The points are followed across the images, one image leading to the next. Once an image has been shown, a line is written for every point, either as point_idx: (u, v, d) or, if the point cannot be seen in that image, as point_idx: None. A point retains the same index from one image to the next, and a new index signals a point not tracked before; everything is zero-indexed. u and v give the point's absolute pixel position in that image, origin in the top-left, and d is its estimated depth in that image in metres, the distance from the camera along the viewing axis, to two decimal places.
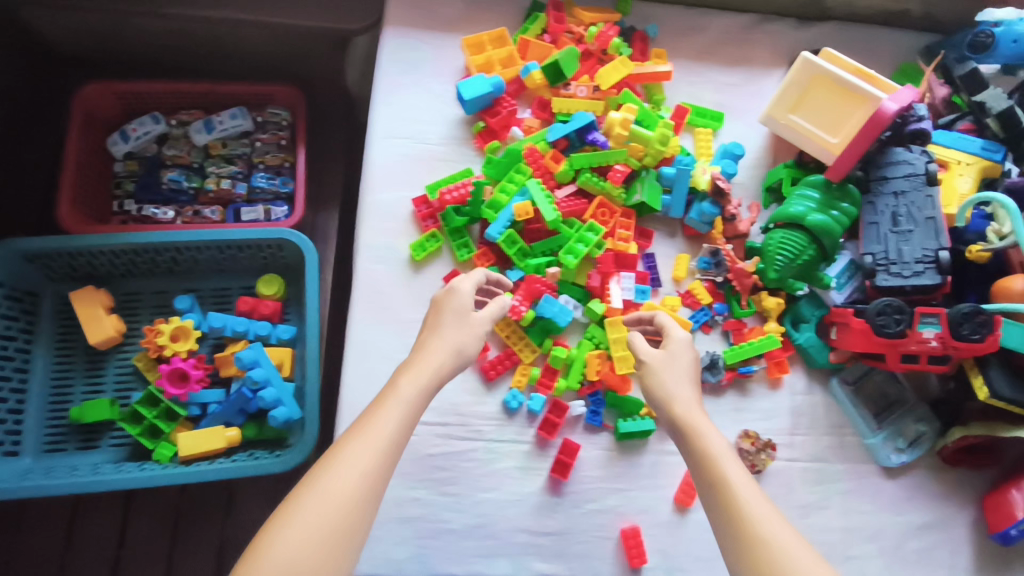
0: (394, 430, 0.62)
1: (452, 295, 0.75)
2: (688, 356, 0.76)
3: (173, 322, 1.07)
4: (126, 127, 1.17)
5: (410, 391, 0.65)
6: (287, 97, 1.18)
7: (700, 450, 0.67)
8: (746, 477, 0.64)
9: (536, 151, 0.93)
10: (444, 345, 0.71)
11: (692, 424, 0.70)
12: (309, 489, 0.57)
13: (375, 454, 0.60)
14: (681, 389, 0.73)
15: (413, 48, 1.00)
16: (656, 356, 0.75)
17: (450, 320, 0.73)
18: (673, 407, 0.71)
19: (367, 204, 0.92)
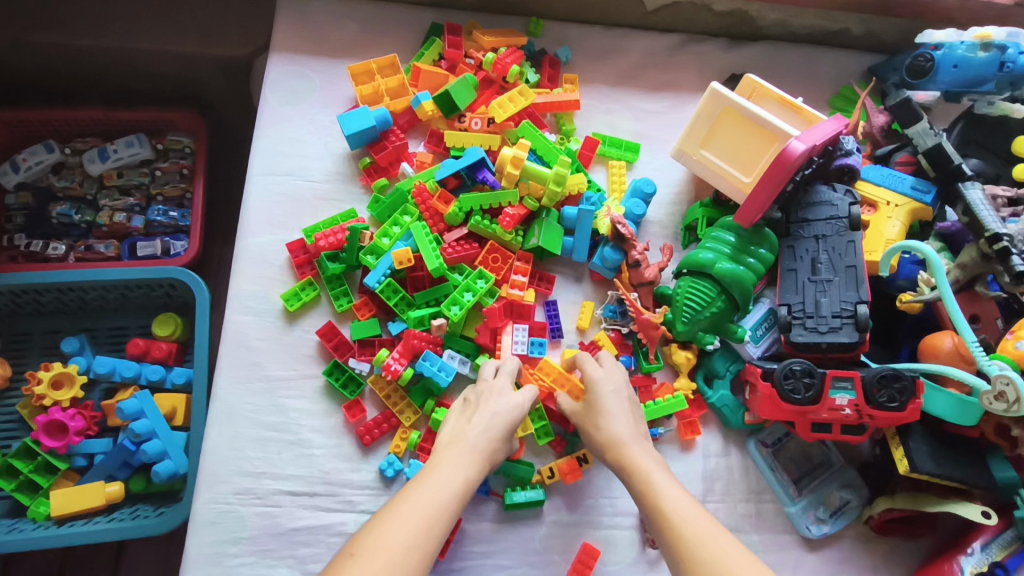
0: (448, 497, 0.60)
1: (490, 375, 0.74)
2: (619, 390, 0.74)
3: (55, 368, 0.99)
4: (16, 157, 1.10)
5: (449, 482, 0.61)
6: (187, 122, 1.11)
7: (644, 490, 0.65)
8: (687, 505, 0.62)
9: (425, 190, 0.85)
10: (484, 414, 0.69)
11: (627, 464, 0.68)
12: (358, 549, 0.53)
13: (430, 512, 0.58)
14: (614, 427, 0.70)
15: (300, 77, 0.93)
16: (578, 410, 0.74)
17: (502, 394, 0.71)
18: (609, 451, 0.70)
19: (242, 248, 0.85)
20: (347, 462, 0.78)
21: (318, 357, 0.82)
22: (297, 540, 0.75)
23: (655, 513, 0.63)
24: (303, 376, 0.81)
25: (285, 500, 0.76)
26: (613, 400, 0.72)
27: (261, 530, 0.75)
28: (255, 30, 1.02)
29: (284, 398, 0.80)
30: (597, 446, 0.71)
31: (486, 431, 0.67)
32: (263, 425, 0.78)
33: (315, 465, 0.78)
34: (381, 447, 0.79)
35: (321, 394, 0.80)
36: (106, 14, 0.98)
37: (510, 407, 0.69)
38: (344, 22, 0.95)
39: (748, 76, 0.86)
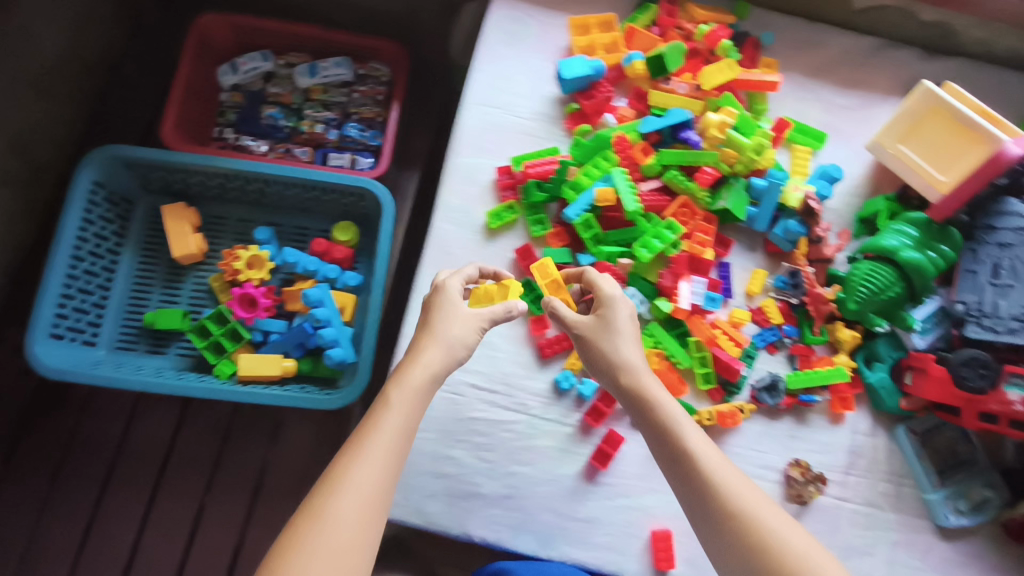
0: (403, 421, 0.63)
1: (449, 299, 0.72)
2: (632, 317, 0.74)
3: (251, 250, 1.11)
4: (236, 60, 1.22)
5: (401, 398, 0.64)
6: (391, 53, 1.21)
7: (668, 420, 0.67)
8: (707, 443, 0.66)
9: (626, 140, 0.91)
10: (433, 348, 0.68)
11: (641, 390, 0.69)
12: (319, 525, 0.55)
13: (376, 473, 0.59)
14: (632, 353, 0.71)
15: (519, 22, 1.00)
16: (588, 326, 0.73)
17: (461, 327, 0.70)
18: (622, 375, 0.70)
19: (453, 166, 0.93)
20: (525, 369, 0.86)
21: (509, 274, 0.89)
22: (474, 429, 0.83)
23: (675, 447, 0.66)
24: None
25: (469, 391, 0.85)
26: (627, 326, 0.73)
27: (445, 412, 0.83)
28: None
29: None
30: (609, 366, 0.71)
31: (428, 368, 0.67)
32: None
33: (497, 367, 0.86)
34: (556, 362, 0.87)
35: None
36: None
37: (467, 320, 0.71)
38: None
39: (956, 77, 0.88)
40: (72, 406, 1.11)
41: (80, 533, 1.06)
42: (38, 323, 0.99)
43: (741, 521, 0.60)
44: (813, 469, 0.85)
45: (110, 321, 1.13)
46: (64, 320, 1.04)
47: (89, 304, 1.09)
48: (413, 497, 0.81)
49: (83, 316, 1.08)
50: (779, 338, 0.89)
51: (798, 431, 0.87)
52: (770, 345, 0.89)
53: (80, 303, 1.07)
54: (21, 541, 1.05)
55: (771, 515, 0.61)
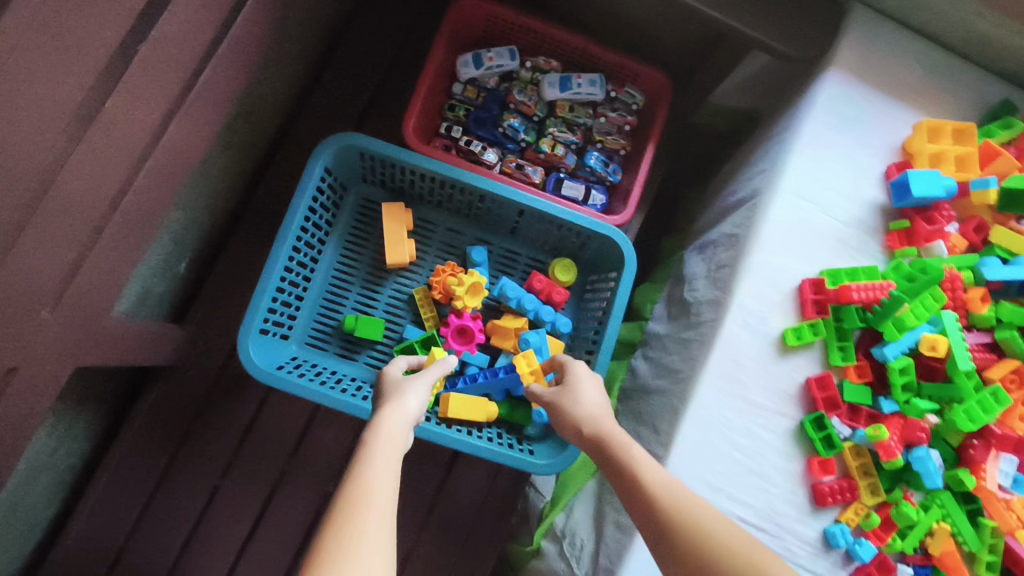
0: (389, 467, 0.62)
1: (386, 375, 0.79)
2: (594, 381, 0.82)
3: (473, 276, 1.02)
4: (480, 52, 1.08)
5: (376, 445, 0.64)
6: (653, 81, 1.08)
7: (617, 454, 0.71)
8: (657, 468, 0.69)
9: (958, 280, 0.80)
10: (392, 407, 0.71)
11: (601, 434, 0.73)
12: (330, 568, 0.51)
13: (381, 510, 0.57)
14: (591, 403, 0.77)
15: (855, 105, 0.87)
16: (553, 394, 0.81)
17: (411, 385, 0.75)
18: (586, 425, 0.75)
19: (754, 262, 0.83)
20: (797, 512, 0.78)
21: (798, 402, 0.80)
22: None
23: (636, 482, 0.68)
24: (781, 413, 0.80)
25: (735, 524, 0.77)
26: (585, 382, 0.81)
27: None
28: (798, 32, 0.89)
29: (758, 427, 0.80)
30: (571, 420, 0.77)
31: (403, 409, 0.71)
32: (733, 444, 0.79)
33: (767, 502, 0.78)
34: (829, 511, 0.79)
35: (790, 437, 0.80)
36: None
37: (420, 384, 0.75)
38: (909, 63, 0.88)
39: None
40: (254, 394, 1.06)
41: (246, 528, 1.03)
42: (253, 319, 0.91)
43: (712, 540, 0.62)
44: None
45: (305, 315, 1.05)
46: (273, 314, 0.97)
47: (292, 296, 1.01)
48: None
49: (286, 309, 1.01)
50: None
51: None
52: None
53: (287, 295, 1.00)
54: (188, 524, 1.02)
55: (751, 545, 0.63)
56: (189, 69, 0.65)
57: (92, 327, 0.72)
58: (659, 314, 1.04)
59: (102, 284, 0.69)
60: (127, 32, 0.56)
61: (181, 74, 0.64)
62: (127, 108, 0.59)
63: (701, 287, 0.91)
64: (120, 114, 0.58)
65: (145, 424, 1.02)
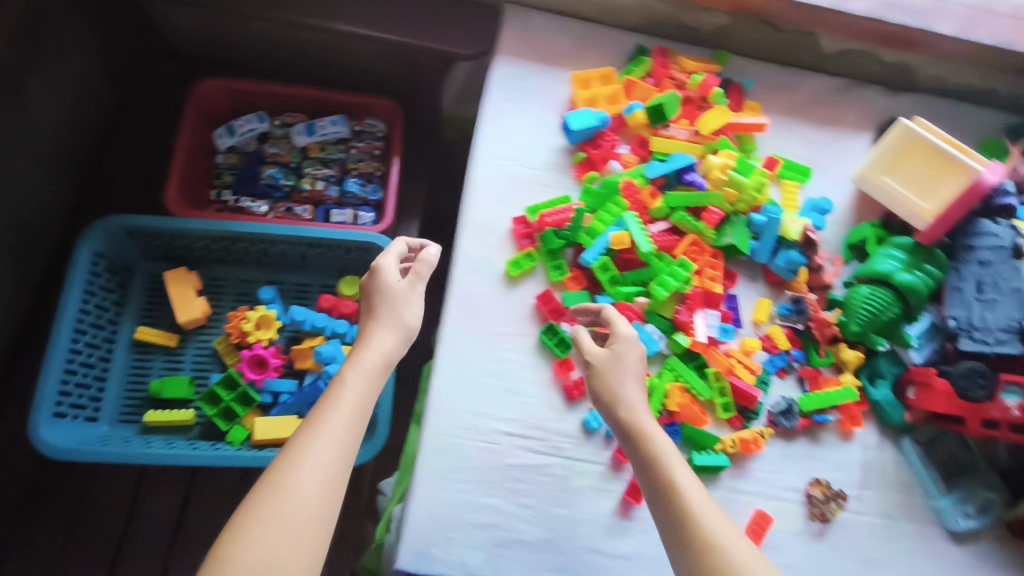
0: (348, 424, 0.66)
1: (383, 281, 0.79)
2: (637, 354, 0.80)
3: (258, 311, 1.11)
4: (232, 123, 1.23)
5: (353, 384, 0.69)
6: (386, 110, 1.25)
7: (649, 450, 0.72)
8: (691, 477, 0.70)
9: (634, 185, 0.97)
10: (386, 328, 0.75)
11: (642, 428, 0.74)
12: (273, 484, 0.60)
13: (338, 437, 0.64)
14: (633, 392, 0.76)
15: (523, 78, 1.04)
16: (600, 357, 0.79)
17: (395, 309, 0.77)
18: (621, 411, 0.75)
19: (468, 218, 0.96)
20: (556, 412, 0.88)
21: (532, 319, 0.92)
22: (511, 475, 0.85)
23: (662, 480, 0.69)
24: (520, 333, 0.91)
25: (504, 439, 0.86)
26: (635, 364, 0.79)
27: (484, 462, 0.84)
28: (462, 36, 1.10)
29: (504, 350, 0.90)
30: (609, 398, 0.76)
31: (388, 330, 0.75)
32: (486, 371, 0.89)
33: (529, 412, 0.88)
34: (583, 403, 0.90)
35: (534, 351, 0.91)
36: (353, 6, 1.11)
37: (400, 321, 0.77)
38: (559, 35, 1.08)
39: (907, 125, 0.91)
40: (74, 484, 1.07)
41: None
42: (42, 402, 0.94)
43: (699, 536, 0.65)
44: (832, 486, 0.90)
45: (112, 392, 1.09)
46: (66, 397, 1.00)
47: (90, 378, 1.06)
48: (455, 550, 0.80)
49: (85, 391, 1.05)
50: (789, 363, 0.95)
51: (814, 451, 0.92)
52: (780, 370, 0.95)
53: (81, 377, 1.04)
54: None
55: (719, 531, 0.65)
56: None
57: None
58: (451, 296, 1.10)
59: None
60: None
61: None
62: None
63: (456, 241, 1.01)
64: None
65: None
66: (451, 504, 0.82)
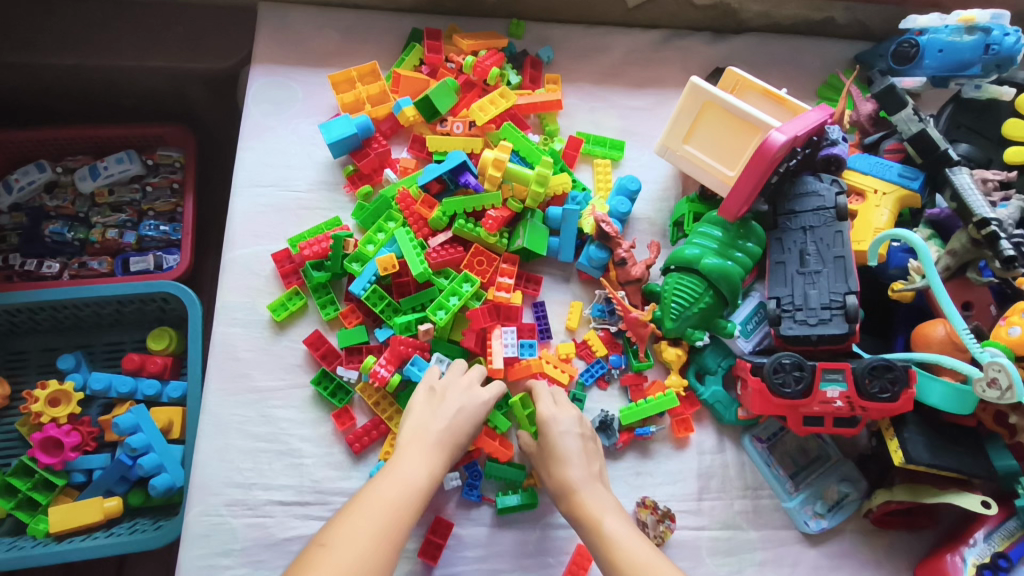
0: (405, 503, 0.60)
1: (467, 385, 0.73)
2: (572, 428, 0.72)
3: (51, 386, 0.99)
4: (9, 178, 1.11)
5: (425, 466, 0.64)
6: (176, 137, 1.12)
7: (591, 533, 0.64)
8: (640, 546, 0.61)
9: (408, 196, 0.85)
10: (455, 427, 0.69)
11: (582, 507, 0.66)
12: (327, 541, 0.55)
13: (394, 509, 0.59)
14: (567, 473, 0.69)
15: (282, 87, 0.93)
16: (534, 454, 0.73)
17: (472, 403, 0.71)
18: (564, 499, 0.68)
19: (228, 260, 0.85)
20: (338, 470, 0.78)
21: (306, 367, 0.82)
22: (290, 550, 0.75)
23: (607, 558, 0.61)
24: (294, 385, 0.81)
25: (277, 510, 0.76)
26: (569, 441, 0.71)
27: (252, 541, 0.75)
28: (215, 46, 1.00)
29: (273, 409, 0.79)
30: (552, 491, 0.70)
31: (451, 422, 0.69)
32: (253, 436, 0.78)
33: (306, 475, 0.77)
34: (372, 455, 0.79)
35: (311, 403, 0.80)
36: (95, 30, 0.97)
37: (474, 422, 0.71)
38: (324, 31, 0.95)
39: (694, 82, 0.79)
40: None
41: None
42: None
43: None
44: (662, 506, 0.79)
45: None
46: None
47: None
48: None
49: None
50: (607, 370, 0.83)
51: (644, 466, 0.81)
52: (599, 380, 0.83)
53: None
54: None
55: None
56: None
57: None
58: None
59: None
60: None
61: None
62: None
63: None
64: None
65: None
66: None
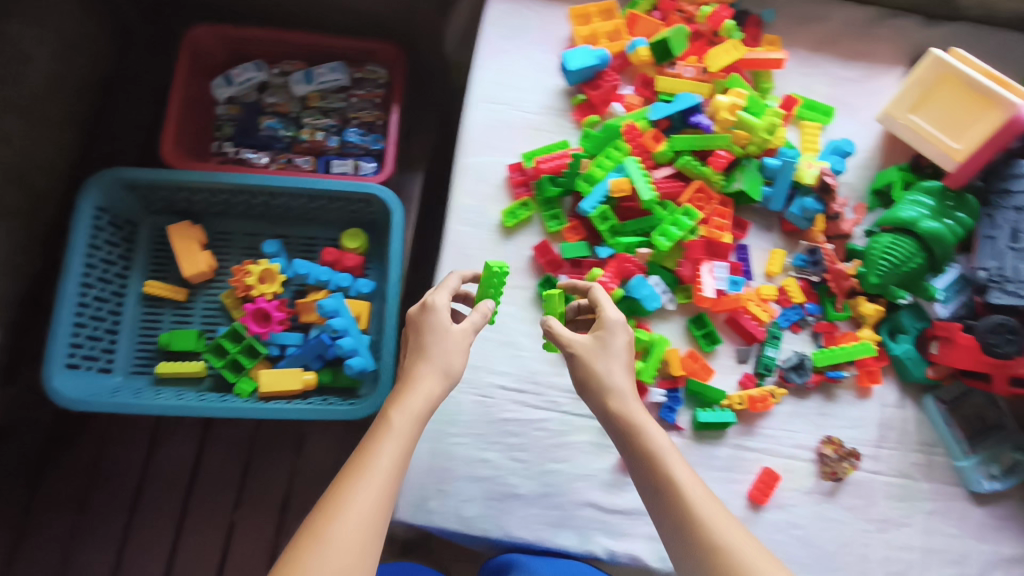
0: (389, 474, 0.58)
1: (437, 321, 0.67)
2: (631, 336, 0.68)
3: (262, 264, 1.10)
4: (229, 72, 1.20)
5: (401, 425, 0.60)
6: (387, 55, 1.20)
7: (644, 447, 0.62)
8: (697, 479, 0.61)
9: (635, 128, 0.90)
10: (432, 371, 0.64)
11: (633, 419, 0.64)
12: (328, 521, 0.54)
13: (381, 483, 0.57)
14: (623, 379, 0.65)
15: (518, 15, 0.98)
16: (585, 344, 0.67)
17: (449, 345, 0.66)
18: (613, 401, 0.65)
19: (462, 166, 0.92)
20: (553, 367, 0.86)
21: (529, 272, 0.89)
22: (507, 430, 0.83)
23: (660, 482, 0.61)
24: (516, 286, 0.88)
25: (498, 393, 0.84)
26: (624, 351, 0.67)
27: (476, 416, 0.83)
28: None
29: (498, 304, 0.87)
30: (598, 389, 0.65)
31: (433, 368, 0.65)
32: None
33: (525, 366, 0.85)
34: None
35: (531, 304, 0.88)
36: None
37: (463, 359, 0.66)
38: None
39: (937, 53, 0.84)
40: (95, 436, 1.10)
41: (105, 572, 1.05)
42: (53, 355, 0.98)
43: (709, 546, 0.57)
44: (846, 446, 0.86)
45: (124, 347, 1.11)
46: (79, 349, 1.03)
47: (102, 331, 1.08)
48: (451, 503, 0.80)
49: (98, 343, 1.07)
50: (802, 316, 0.89)
51: (828, 409, 0.87)
52: (793, 324, 0.89)
53: (93, 329, 1.06)
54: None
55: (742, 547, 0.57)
56: None
57: None
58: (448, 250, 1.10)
59: None
60: None
61: None
62: None
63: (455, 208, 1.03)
64: None
65: None
66: (444, 457, 0.81)
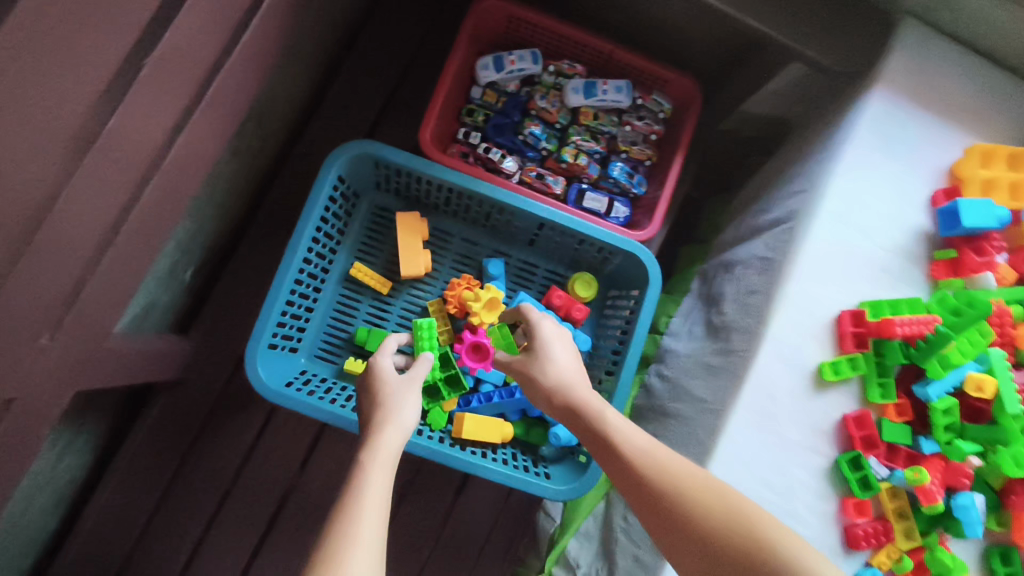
0: (381, 488, 0.60)
1: (385, 375, 0.77)
2: (561, 342, 0.79)
3: (491, 291, 0.98)
4: (500, 54, 1.03)
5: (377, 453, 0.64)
6: (682, 91, 1.03)
7: (594, 423, 0.70)
8: (639, 436, 0.67)
9: (1008, 316, 0.77)
10: (393, 411, 0.70)
11: (576, 405, 0.72)
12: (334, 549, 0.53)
13: (376, 505, 0.58)
14: (560, 370, 0.75)
15: (900, 124, 0.82)
16: (521, 359, 0.79)
17: (410, 393, 0.74)
18: (556, 394, 0.74)
19: (790, 291, 0.78)
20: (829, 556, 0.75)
21: (831, 439, 0.76)
22: None
23: (614, 453, 0.67)
24: (814, 450, 0.76)
25: None
26: (558, 352, 0.78)
27: None
28: (834, 40, 0.84)
29: (790, 466, 0.75)
30: (545, 389, 0.75)
31: (406, 408, 0.72)
32: (765, 483, 0.75)
33: None
34: (861, 553, 0.75)
35: (824, 477, 0.76)
36: None
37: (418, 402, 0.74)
38: (960, 78, 0.83)
39: None
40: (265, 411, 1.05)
41: (248, 547, 1.04)
42: (262, 335, 0.87)
43: (680, 490, 0.61)
44: None
45: (315, 327, 1.01)
46: (282, 328, 0.93)
47: (303, 309, 0.98)
48: None
49: (295, 322, 0.97)
50: None
51: None
52: None
53: (297, 307, 0.96)
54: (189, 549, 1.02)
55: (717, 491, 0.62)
56: (201, 74, 0.61)
57: (96, 347, 0.69)
58: (678, 331, 0.99)
59: (104, 304, 0.65)
60: (133, 46, 0.52)
61: (185, 92, 0.60)
62: (139, 112, 0.55)
63: (728, 310, 0.87)
64: (122, 131, 0.53)
65: (151, 433, 1.00)
66: None
